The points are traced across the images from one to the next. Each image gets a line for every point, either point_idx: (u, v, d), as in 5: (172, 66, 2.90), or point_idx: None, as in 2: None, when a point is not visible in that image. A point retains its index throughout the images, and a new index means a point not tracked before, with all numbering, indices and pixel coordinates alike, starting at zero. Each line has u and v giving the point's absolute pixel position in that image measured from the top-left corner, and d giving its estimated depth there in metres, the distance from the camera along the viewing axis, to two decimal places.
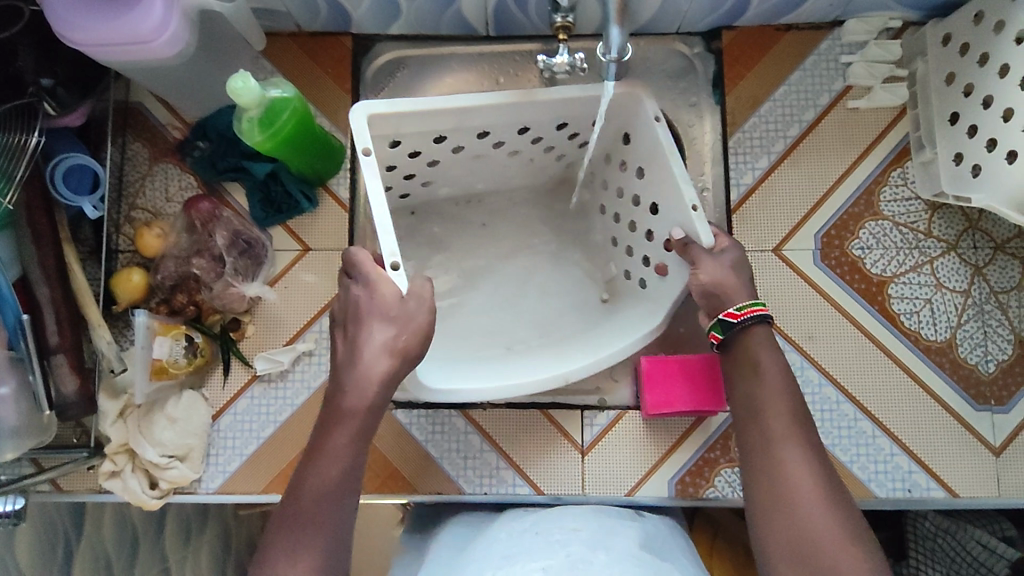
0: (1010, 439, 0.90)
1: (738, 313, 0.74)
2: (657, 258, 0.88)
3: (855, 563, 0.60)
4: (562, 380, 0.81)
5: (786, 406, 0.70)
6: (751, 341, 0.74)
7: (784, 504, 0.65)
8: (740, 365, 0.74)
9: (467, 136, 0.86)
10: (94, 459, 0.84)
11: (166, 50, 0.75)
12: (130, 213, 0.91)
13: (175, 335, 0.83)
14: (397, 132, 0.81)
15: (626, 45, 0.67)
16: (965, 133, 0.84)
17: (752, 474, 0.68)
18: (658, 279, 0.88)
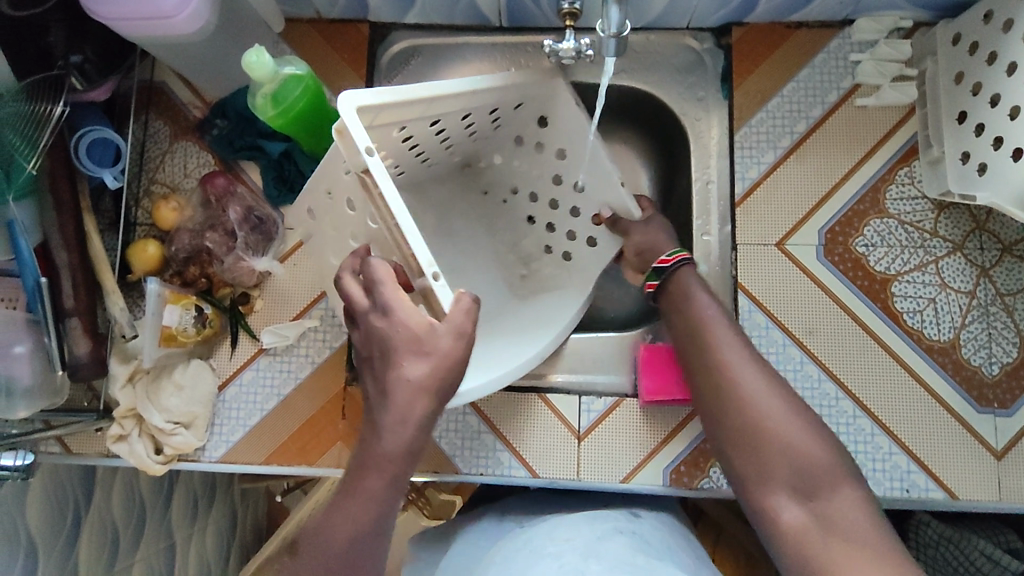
0: (1013, 443, 0.88)
1: (669, 259, 0.84)
2: (585, 231, 0.93)
3: (800, 436, 0.71)
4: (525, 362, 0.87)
5: (724, 324, 0.79)
6: (681, 280, 0.83)
7: (736, 410, 0.74)
8: (677, 301, 0.83)
9: (421, 125, 0.80)
10: (102, 422, 0.86)
11: (187, 26, 0.78)
12: (148, 187, 0.94)
13: (185, 304, 0.85)
14: (372, 123, 0.74)
15: (625, 23, 0.68)
16: (972, 132, 0.84)
17: (705, 389, 0.77)
18: (587, 247, 0.94)
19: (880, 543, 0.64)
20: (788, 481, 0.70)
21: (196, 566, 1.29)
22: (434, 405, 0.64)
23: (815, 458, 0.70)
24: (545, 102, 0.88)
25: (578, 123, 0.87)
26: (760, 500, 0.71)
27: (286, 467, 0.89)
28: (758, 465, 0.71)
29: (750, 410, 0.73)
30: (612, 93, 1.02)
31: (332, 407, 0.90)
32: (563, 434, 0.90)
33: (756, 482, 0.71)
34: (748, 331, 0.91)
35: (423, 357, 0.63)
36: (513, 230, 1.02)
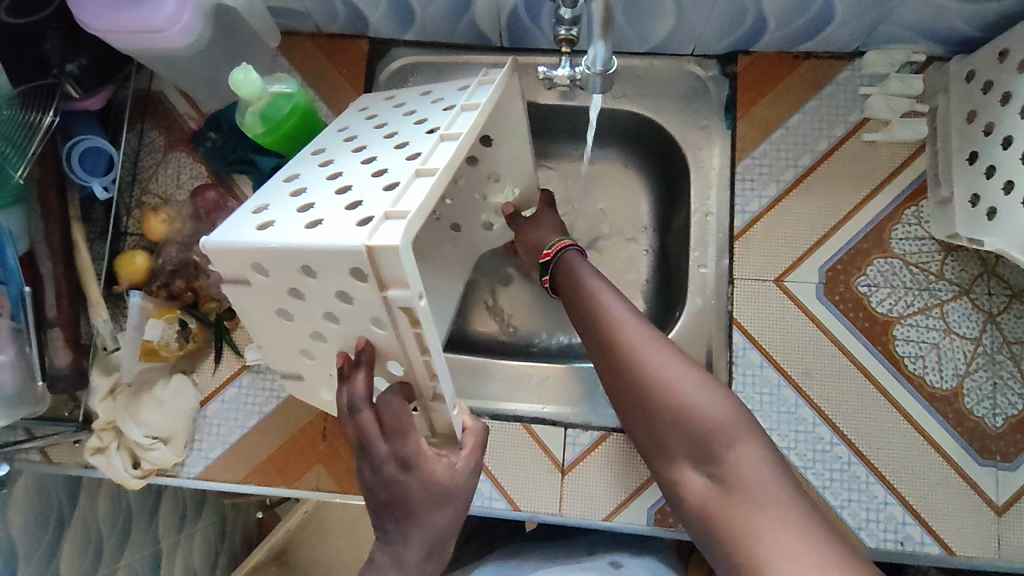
0: (1016, 499, 0.84)
1: (550, 253, 0.83)
2: (487, 214, 0.90)
3: (692, 391, 0.65)
4: None
5: (608, 288, 0.75)
6: (569, 262, 0.81)
7: (623, 380, 0.68)
8: (566, 281, 0.80)
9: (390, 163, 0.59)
10: (82, 433, 0.86)
11: (178, 40, 0.77)
12: (141, 197, 0.93)
13: (169, 318, 0.84)
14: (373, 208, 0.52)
15: (613, 58, 0.66)
16: (982, 173, 0.81)
17: (600, 367, 0.72)
18: (484, 228, 0.92)
19: (786, 498, 0.58)
20: (686, 450, 0.64)
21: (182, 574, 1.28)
22: (443, 533, 0.60)
23: (711, 415, 0.64)
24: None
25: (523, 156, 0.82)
26: (668, 474, 0.66)
27: (264, 486, 0.88)
28: (656, 434, 0.66)
29: (640, 376, 0.67)
30: (614, 117, 1.00)
31: (313, 428, 0.89)
32: (547, 467, 0.88)
33: (660, 455, 0.67)
34: (740, 369, 0.88)
35: (447, 502, 0.59)
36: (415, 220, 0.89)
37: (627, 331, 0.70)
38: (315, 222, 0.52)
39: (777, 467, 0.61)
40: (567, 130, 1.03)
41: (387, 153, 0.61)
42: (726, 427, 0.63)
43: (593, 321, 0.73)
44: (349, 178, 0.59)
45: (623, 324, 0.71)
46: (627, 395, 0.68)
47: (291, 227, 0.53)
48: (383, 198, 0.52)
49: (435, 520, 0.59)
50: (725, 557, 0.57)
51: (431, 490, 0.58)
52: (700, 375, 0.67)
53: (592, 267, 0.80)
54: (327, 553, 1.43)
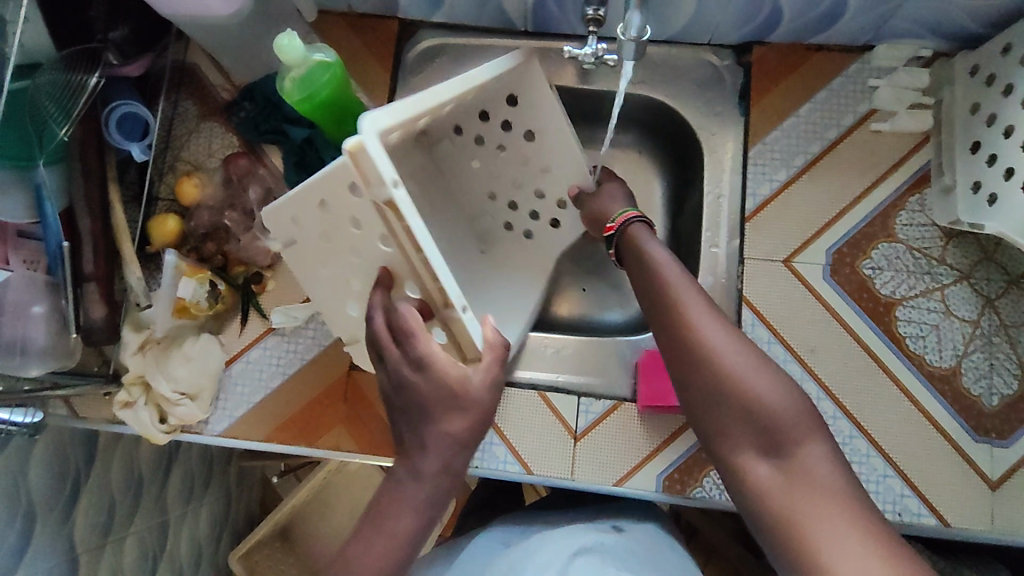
0: (1009, 474, 0.89)
1: (613, 225, 0.80)
2: (549, 214, 0.96)
3: (764, 385, 0.64)
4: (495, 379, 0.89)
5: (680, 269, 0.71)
6: (633, 235, 0.77)
7: (693, 366, 0.66)
8: (633, 262, 0.76)
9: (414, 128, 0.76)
10: (111, 386, 0.89)
11: (223, 8, 0.81)
12: (173, 163, 0.97)
13: (200, 278, 0.87)
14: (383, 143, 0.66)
15: (647, 28, 0.70)
16: (984, 162, 0.85)
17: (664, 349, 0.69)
18: (550, 228, 0.97)
19: (851, 497, 0.59)
20: (752, 440, 0.63)
21: (187, 544, 1.29)
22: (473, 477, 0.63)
23: (781, 411, 0.63)
24: (515, 79, 0.83)
25: (560, 122, 0.86)
26: (727, 458, 0.65)
27: (286, 445, 0.91)
28: (718, 421, 0.65)
29: (711, 364, 0.65)
30: (630, 102, 1.04)
31: (334, 390, 0.92)
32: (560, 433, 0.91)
33: (721, 440, 0.65)
34: None
35: (461, 409, 0.64)
36: (476, 204, 0.99)
37: (700, 322, 0.67)
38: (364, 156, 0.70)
39: (843, 467, 0.62)
40: (585, 114, 1.07)
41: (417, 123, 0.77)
42: (795, 421, 0.63)
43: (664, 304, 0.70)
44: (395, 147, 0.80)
45: (694, 314, 0.67)
46: (699, 386, 0.66)
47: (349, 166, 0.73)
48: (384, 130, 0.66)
49: (449, 425, 0.64)
50: (785, 550, 0.59)
51: (442, 392, 0.64)
52: (770, 368, 0.65)
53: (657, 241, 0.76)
54: (332, 529, 1.45)
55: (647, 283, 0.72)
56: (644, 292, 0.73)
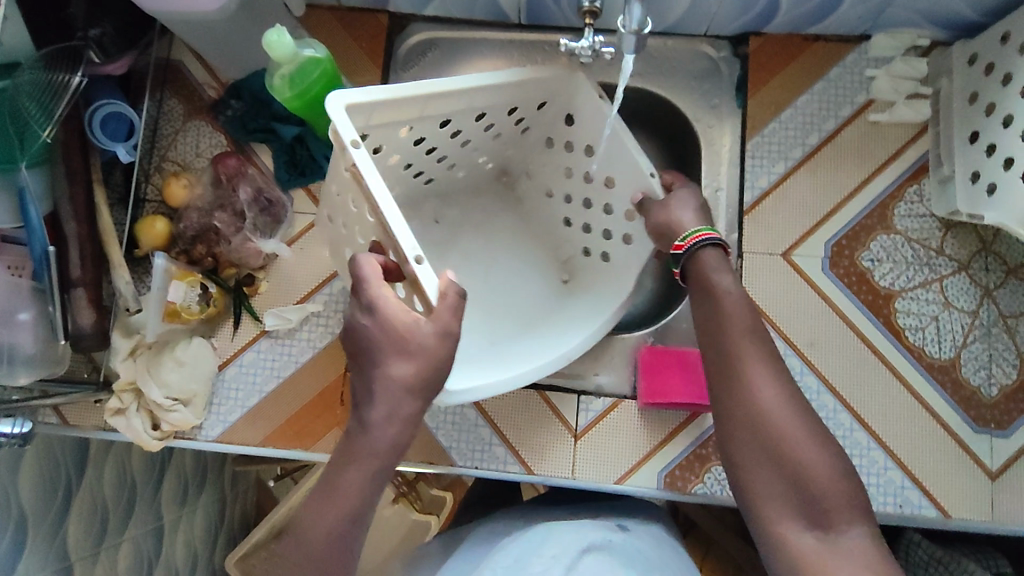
0: (1008, 464, 0.89)
1: (682, 245, 0.74)
2: (619, 230, 0.91)
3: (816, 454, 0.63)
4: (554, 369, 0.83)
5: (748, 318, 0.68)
6: (703, 265, 0.72)
7: (747, 423, 0.64)
8: (699, 295, 0.72)
9: (432, 126, 0.82)
10: (101, 394, 0.86)
11: (208, 3, 0.79)
12: (160, 164, 0.94)
13: (191, 281, 0.85)
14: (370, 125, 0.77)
15: (648, 20, 0.68)
16: (983, 152, 0.84)
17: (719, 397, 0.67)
18: (622, 245, 0.91)
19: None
20: (797, 505, 0.62)
21: (182, 550, 1.28)
22: None
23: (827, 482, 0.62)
24: (566, 94, 0.87)
25: (609, 125, 0.84)
26: (765, 520, 0.63)
27: (282, 450, 0.89)
28: (762, 481, 0.64)
29: (764, 425, 0.64)
30: (625, 95, 1.02)
31: (330, 393, 0.91)
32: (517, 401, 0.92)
33: (762, 500, 0.63)
34: None
35: (408, 354, 0.64)
36: (556, 232, 1.01)
37: (757, 381, 0.65)
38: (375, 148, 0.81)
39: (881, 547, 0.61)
40: None
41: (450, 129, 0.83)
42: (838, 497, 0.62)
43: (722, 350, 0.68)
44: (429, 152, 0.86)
45: (754, 374, 0.66)
46: (735, 434, 0.66)
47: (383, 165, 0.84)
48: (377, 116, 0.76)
49: (391, 366, 0.64)
50: None
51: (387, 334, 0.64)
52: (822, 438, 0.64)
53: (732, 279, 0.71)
54: None
55: (712, 320, 0.70)
56: (707, 328, 0.70)
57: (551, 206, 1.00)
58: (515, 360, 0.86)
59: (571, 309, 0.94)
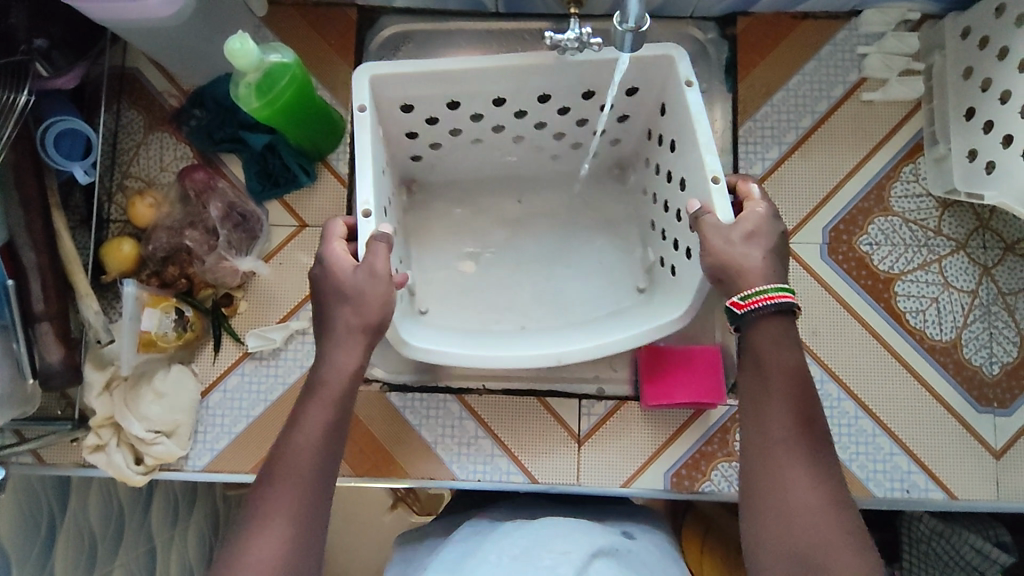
0: (1011, 442, 0.88)
1: (744, 303, 0.63)
2: (682, 240, 0.79)
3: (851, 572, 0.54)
4: (552, 360, 0.76)
5: (799, 400, 0.61)
6: (763, 332, 0.63)
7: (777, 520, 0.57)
8: (747, 362, 0.63)
9: (482, 102, 0.82)
10: (78, 432, 0.81)
11: (163, 9, 0.73)
12: (122, 181, 0.88)
13: (165, 307, 0.81)
14: (407, 97, 0.80)
15: (645, 16, 0.64)
16: (980, 129, 0.82)
17: (752, 480, 0.60)
18: (684, 258, 0.79)
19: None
20: None
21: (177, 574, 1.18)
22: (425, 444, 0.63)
23: None
24: (662, 83, 0.80)
25: (689, 117, 0.75)
26: None
27: None
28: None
29: (797, 527, 0.56)
30: None
31: None
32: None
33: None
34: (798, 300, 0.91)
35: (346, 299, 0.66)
36: (644, 232, 0.93)
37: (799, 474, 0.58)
38: (429, 119, 0.85)
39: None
40: None
41: (511, 103, 0.83)
42: None
43: (767, 439, 0.60)
44: (486, 123, 0.86)
45: (791, 471, 0.58)
46: (766, 536, 0.57)
47: (442, 137, 0.88)
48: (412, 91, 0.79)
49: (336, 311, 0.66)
50: None
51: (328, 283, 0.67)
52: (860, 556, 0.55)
53: (793, 354, 0.62)
54: None
55: (761, 400, 0.62)
56: (752, 406, 0.62)
57: (645, 205, 0.93)
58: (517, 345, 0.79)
59: (630, 312, 0.84)
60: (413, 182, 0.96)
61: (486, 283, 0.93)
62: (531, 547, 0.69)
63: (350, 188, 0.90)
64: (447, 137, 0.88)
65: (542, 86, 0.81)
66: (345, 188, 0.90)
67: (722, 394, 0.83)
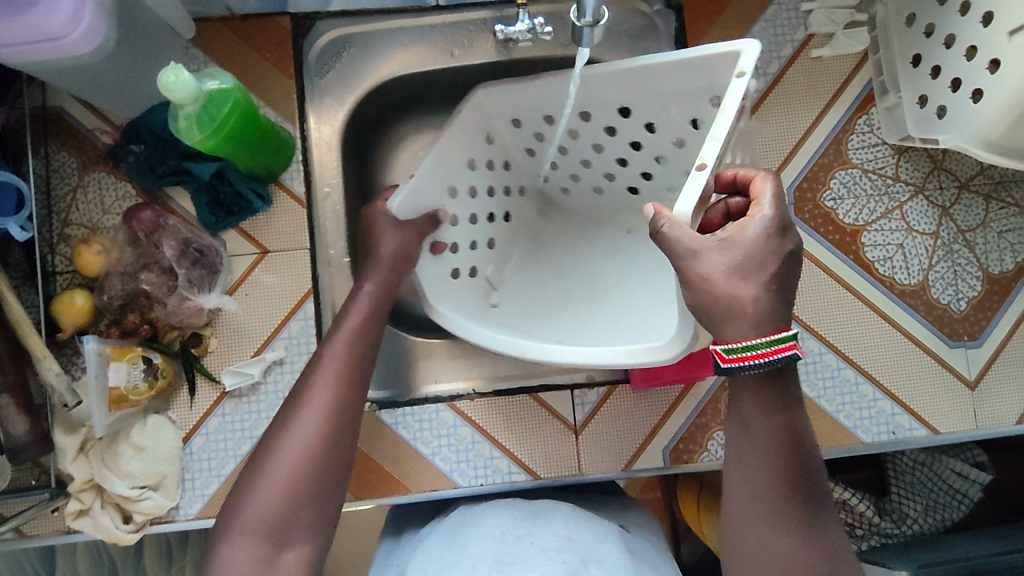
0: (984, 372, 0.91)
1: (729, 357, 0.57)
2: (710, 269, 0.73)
3: None
4: (515, 352, 0.77)
5: (790, 457, 0.59)
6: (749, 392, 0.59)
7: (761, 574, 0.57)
8: (733, 414, 0.61)
9: (570, 116, 0.83)
10: (59, 500, 0.78)
11: (82, 46, 0.68)
12: (63, 230, 0.83)
13: (131, 358, 0.77)
14: (513, 110, 0.85)
15: (600, 8, 0.63)
16: (928, 74, 0.84)
17: (738, 532, 0.59)
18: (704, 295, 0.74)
19: None
20: None
21: None
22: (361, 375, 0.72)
23: None
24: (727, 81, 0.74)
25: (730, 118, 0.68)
26: None
27: None
28: None
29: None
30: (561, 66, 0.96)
31: None
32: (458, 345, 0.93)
33: None
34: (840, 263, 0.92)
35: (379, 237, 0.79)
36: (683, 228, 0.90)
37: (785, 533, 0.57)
38: (537, 135, 0.88)
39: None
40: None
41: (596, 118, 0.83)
42: None
43: (753, 492, 0.59)
44: (580, 140, 0.86)
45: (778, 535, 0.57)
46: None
47: (554, 156, 0.90)
48: (511, 105, 0.84)
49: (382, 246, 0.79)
50: None
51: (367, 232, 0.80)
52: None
53: (778, 416, 0.59)
54: None
55: (748, 456, 0.60)
56: (741, 462, 0.60)
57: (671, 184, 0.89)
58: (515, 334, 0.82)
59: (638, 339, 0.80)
60: (547, 202, 0.97)
61: (572, 278, 0.94)
62: (537, 528, 0.70)
63: (309, 208, 0.86)
64: (553, 150, 0.90)
65: (621, 98, 0.80)
66: (304, 209, 0.86)
67: (710, 367, 0.83)
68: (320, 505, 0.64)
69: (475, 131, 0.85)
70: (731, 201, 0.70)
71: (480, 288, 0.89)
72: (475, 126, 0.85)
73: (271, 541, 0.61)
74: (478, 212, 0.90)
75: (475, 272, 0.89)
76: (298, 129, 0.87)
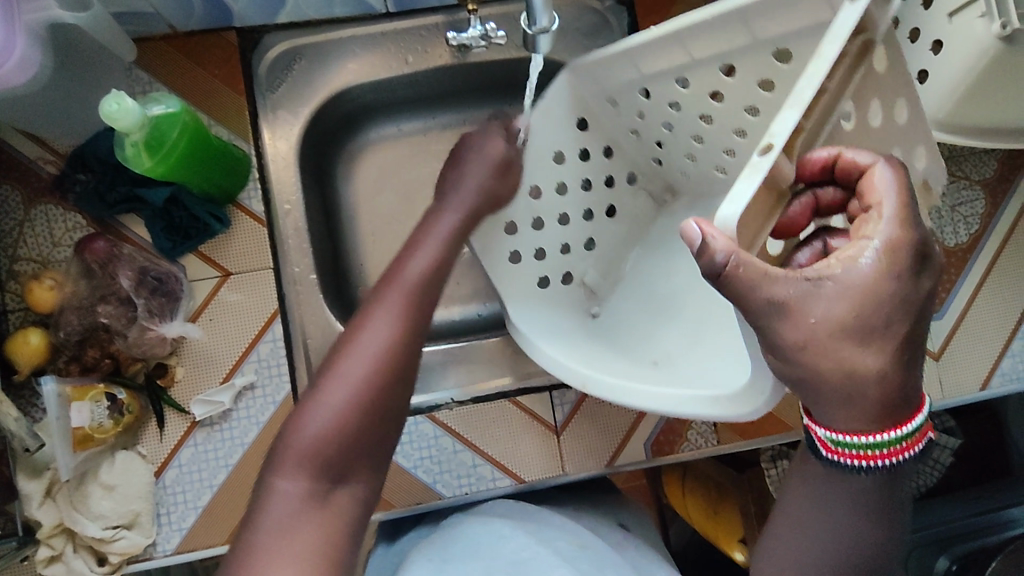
0: (946, 343, 0.94)
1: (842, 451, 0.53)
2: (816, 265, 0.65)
3: None
4: (578, 384, 0.74)
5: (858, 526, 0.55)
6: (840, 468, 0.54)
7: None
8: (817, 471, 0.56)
9: (666, 85, 0.73)
10: (28, 548, 0.76)
11: (16, 76, 0.66)
12: (13, 266, 0.80)
13: (93, 396, 0.75)
14: (605, 85, 0.77)
15: (553, 13, 0.62)
16: None
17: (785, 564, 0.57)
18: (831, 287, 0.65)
19: None
20: None
21: None
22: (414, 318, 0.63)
23: None
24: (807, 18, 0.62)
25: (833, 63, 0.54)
26: None
27: None
28: None
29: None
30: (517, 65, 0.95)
31: None
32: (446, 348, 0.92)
33: None
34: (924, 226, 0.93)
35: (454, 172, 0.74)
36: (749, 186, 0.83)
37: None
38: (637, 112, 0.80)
39: None
40: (475, 88, 0.94)
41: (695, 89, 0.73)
42: None
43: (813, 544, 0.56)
44: (680, 116, 0.76)
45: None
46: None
47: (656, 132, 0.81)
48: (606, 78, 0.76)
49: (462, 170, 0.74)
50: None
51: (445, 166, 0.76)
52: None
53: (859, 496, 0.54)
54: None
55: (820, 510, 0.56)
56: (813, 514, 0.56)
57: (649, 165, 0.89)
58: (585, 355, 0.77)
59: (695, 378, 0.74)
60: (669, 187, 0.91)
61: (669, 304, 0.87)
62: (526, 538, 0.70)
63: (269, 227, 0.84)
64: (653, 125, 0.80)
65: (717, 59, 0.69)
66: (264, 228, 0.84)
67: None
68: (375, 445, 0.59)
69: (563, 120, 0.79)
70: (819, 192, 0.59)
71: (575, 298, 0.87)
72: (563, 120, 0.79)
73: (326, 474, 0.56)
74: (570, 212, 0.83)
75: (570, 279, 0.86)
76: (253, 146, 0.85)
